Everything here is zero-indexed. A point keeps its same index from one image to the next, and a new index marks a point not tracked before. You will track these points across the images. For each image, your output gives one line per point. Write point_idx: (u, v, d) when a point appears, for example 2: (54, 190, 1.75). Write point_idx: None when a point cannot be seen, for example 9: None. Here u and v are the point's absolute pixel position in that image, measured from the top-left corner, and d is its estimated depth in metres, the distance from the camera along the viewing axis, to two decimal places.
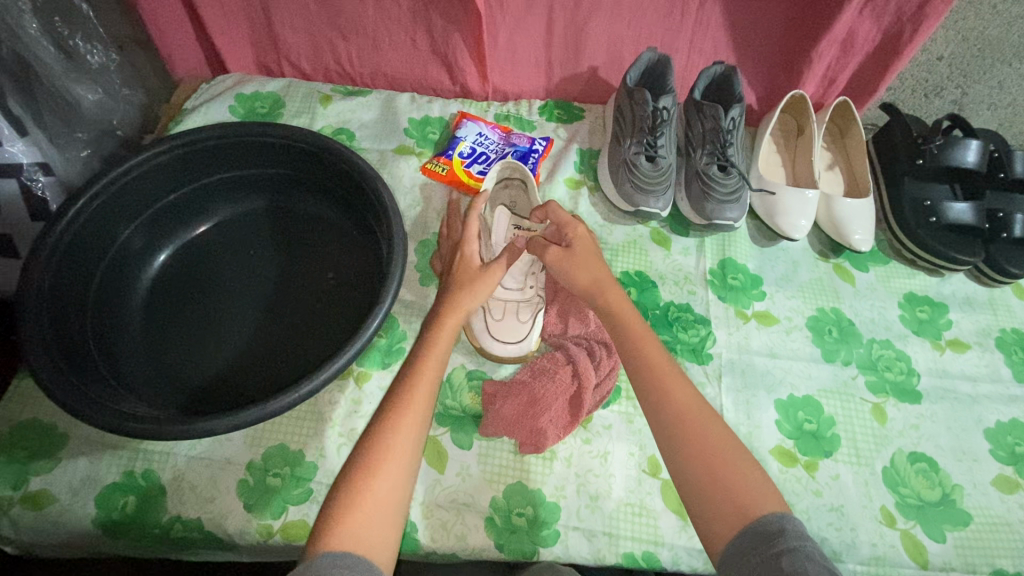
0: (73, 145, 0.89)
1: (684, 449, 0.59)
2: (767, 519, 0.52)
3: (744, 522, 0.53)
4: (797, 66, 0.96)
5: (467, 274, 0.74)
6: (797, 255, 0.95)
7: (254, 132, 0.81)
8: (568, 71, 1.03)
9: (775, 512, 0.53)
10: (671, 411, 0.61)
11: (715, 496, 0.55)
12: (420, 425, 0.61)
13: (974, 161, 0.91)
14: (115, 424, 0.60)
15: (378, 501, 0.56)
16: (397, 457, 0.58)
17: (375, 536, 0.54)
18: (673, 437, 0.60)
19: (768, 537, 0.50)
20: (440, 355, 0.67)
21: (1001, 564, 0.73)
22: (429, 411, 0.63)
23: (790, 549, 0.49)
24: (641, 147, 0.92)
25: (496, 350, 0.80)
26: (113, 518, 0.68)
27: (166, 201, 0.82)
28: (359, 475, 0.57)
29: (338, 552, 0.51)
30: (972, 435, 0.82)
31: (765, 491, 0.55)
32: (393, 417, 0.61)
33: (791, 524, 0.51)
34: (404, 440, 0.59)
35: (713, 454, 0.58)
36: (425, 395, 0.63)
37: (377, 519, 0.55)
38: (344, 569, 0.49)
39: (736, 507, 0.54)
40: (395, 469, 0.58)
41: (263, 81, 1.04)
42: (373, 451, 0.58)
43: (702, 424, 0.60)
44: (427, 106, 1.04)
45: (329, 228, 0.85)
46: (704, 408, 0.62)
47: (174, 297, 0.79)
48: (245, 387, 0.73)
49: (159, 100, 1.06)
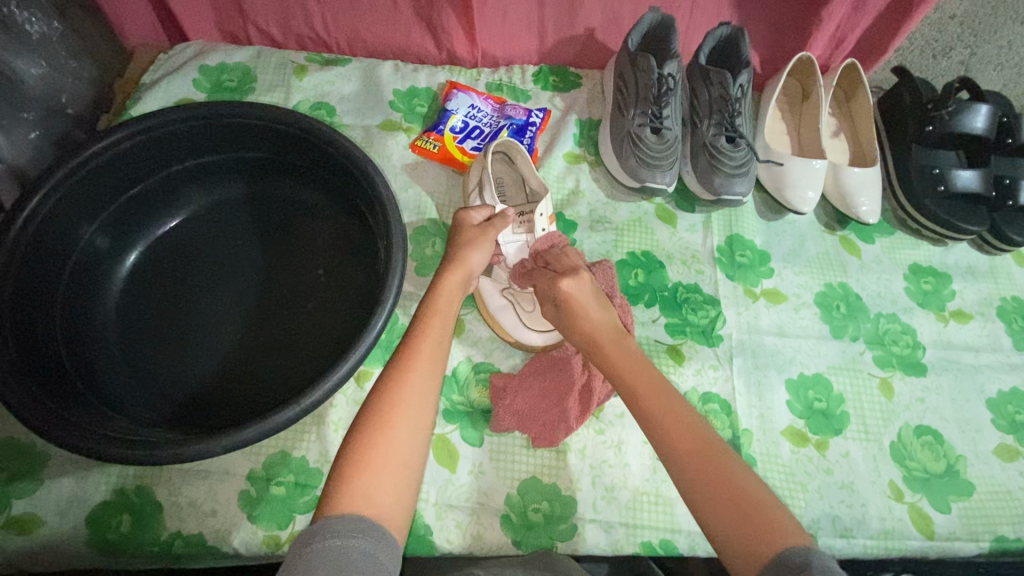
0: (21, 126, 0.78)
1: (690, 474, 0.54)
2: (791, 552, 0.46)
3: (763, 561, 0.47)
4: (805, 27, 0.91)
5: (468, 234, 0.72)
6: (804, 228, 0.93)
7: (226, 113, 0.73)
8: (563, 33, 0.95)
9: (801, 543, 0.47)
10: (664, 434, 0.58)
11: (733, 522, 0.50)
12: (427, 381, 0.58)
13: (983, 128, 0.89)
14: (101, 450, 0.55)
15: (391, 459, 0.52)
16: (409, 413, 0.55)
17: (390, 496, 0.50)
18: (682, 460, 0.55)
19: (792, 571, 0.45)
20: (445, 314, 0.65)
21: (1002, 531, 0.76)
22: (439, 369, 0.60)
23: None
24: (646, 119, 0.87)
25: (540, 341, 0.76)
26: (108, 538, 0.64)
27: (132, 192, 0.75)
28: (368, 433, 0.53)
29: (350, 513, 0.47)
30: (975, 405, 0.83)
31: (784, 518, 0.50)
32: (401, 374, 0.58)
33: (818, 556, 0.45)
34: (415, 398, 0.56)
35: (734, 491, 0.52)
36: (432, 352, 0.60)
37: (392, 479, 0.51)
38: (358, 534, 0.46)
39: (758, 541, 0.48)
40: (405, 425, 0.54)
41: (229, 50, 0.94)
42: (382, 408, 0.55)
43: (700, 447, 0.56)
44: (412, 75, 0.96)
45: (317, 217, 0.79)
46: (706, 435, 0.57)
47: (151, 300, 0.73)
48: (238, 394, 0.69)
49: (112, 75, 0.96)
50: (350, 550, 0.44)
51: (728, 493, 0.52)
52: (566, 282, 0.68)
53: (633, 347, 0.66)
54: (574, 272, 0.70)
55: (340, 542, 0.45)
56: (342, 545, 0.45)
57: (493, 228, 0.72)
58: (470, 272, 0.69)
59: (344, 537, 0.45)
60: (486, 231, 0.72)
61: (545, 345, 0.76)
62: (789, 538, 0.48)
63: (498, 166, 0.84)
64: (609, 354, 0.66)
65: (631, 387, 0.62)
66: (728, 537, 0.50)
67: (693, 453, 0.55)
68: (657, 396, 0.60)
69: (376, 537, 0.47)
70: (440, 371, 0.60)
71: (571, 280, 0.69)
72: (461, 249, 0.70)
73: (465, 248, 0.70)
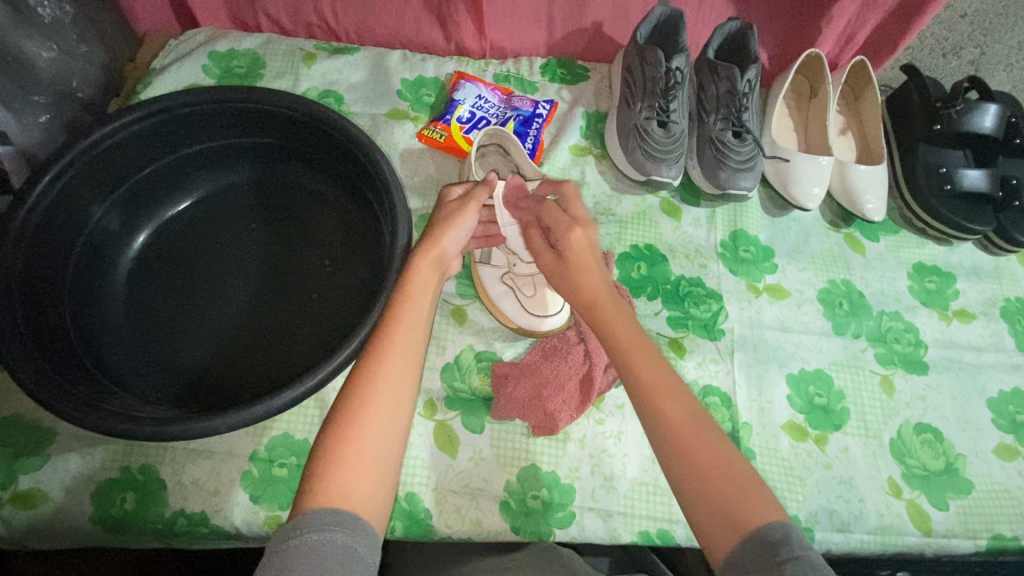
0: (31, 109, 0.80)
1: (674, 436, 0.54)
2: (769, 526, 0.48)
3: (739, 532, 0.48)
4: (815, 22, 0.90)
5: (444, 212, 0.68)
6: (808, 225, 0.93)
7: (235, 97, 0.73)
8: (571, 26, 0.95)
9: (778, 518, 0.48)
10: (648, 389, 0.57)
11: (712, 492, 0.51)
12: (406, 371, 0.56)
13: (991, 127, 0.89)
14: (107, 425, 0.56)
15: (366, 453, 0.51)
16: (382, 405, 0.54)
17: (366, 489, 0.50)
18: (667, 423, 0.55)
19: (770, 546, 0.46)
20: (421, 300, 0.62)
21: (999, 529, 0.76)
22: (416, 358, 0.58)
23: (794, 558, 0.45)
24: (653, 112, 0.87)
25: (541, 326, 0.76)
26: (112, 514, 0.65)
27: (142, 174, 0.75)
28: (341, 426, 0.52)
29: (325, 508, 0.47)
30: (976, 405, 0.83)
31: (763, 494, 0.50)
32: (374, 364, 0.56)
33: (796, 531, 0.47)
34: (389, 389, 0.55)
35: (709, 461, 0.52)
36: (409, 339, 0.58)
37: (366, 473, 0.51)
38: (335, 527, 0.46)
39: (733, 515, 0.49)
40: (381, 417, 0.53)
41: (239, 36, 0.94)
42: (353, 401, 0.53)
43: (685, 413, 0.55)
44: (420, 65, 0.96)
45: (324, 204, 0.80)
46: (689, 401, 0.56)
47: (158, 282, 0.74)
48: (241, 376, 0.69)
49: (123, 60, 0.96)
50: (328, 544, 0.44)
51: (709, 467, 0.52)
52: (578, 232, 0.66)
53: (629, 309, 0.64)
54: (584, 224, 0.67)
55: (315, 539, 0.45)
56: (320, 540, 0.45)
57: (473, 202, 0.69)
58: (449, 251, 0.67)
59: (320, 531, 0.45)
60: (466, 204, 0.69)
61: (548, 329, 0.77)
62: (766, 513, 0.49)
63: (493, 158, 0.85)
64: (605, 313, 0.63)
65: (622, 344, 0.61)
66: (702, 509, 0.51)
67: (678, 418, 0.55)
68: (643, 356, 0.60)
69: (353, 529, 0.46)
70: (417, 360, 0.58)
71: (579, 231, 0.66)
72: (437, 228, 0.66)
73: (440, 228, 0.66)
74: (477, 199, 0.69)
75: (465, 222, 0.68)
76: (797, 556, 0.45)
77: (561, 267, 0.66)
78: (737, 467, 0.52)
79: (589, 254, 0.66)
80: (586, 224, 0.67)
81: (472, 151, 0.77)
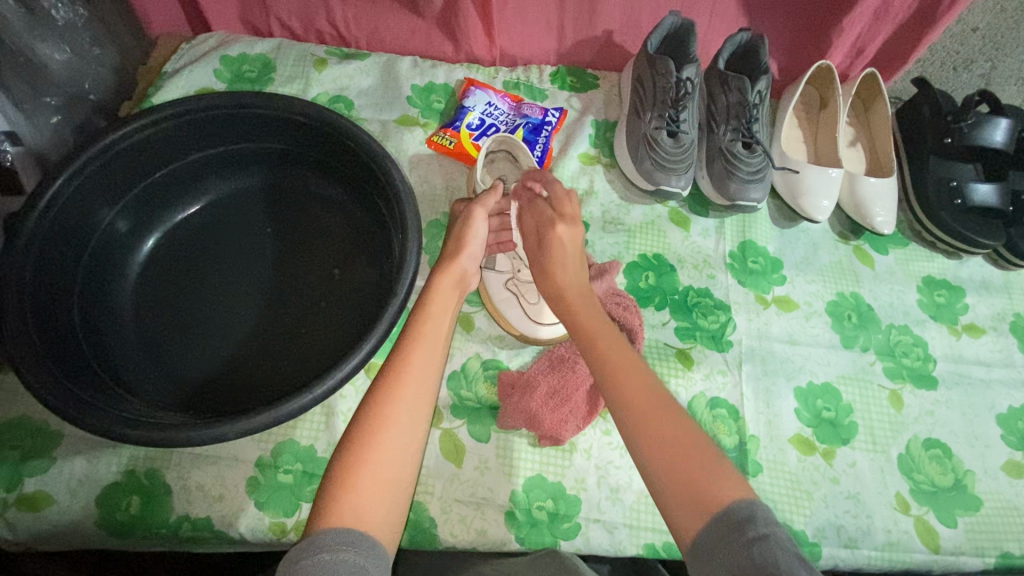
0: (42, 111, 0.80)
1: (639, 416, 0.55)
2: (736, 504, 0.47)
3: (705, 513, 0.48)
4: (826, 34, 0.90)
5: (456, 231, 0.71)
6: (817, 237, 0.92)
7: (248, 102, 0.73)
8: (581, 35, 0.95)
9: (748, 497, 0.48)
10: (614, 374, 0.58)
11: (681, 473, 0.51)
12: (422, 390, 0.57)
13: (1003, 142, 0.89)
14: (114, 430, 0.56)
15: (381, 474, 0.51)
16: (397, 426, 0.54)
17: (379, 510, 0.50)
18: (631, 404, 0.55)
19: (737, 525, 0.46)
20: (438, 321, 0.63)
21: (1008, 547, 0.75)
22: (432, 380, 0.58)
23: (762, 536, 0.44)
24: (663, 122, 0.87)
25: (545, 334, 0.76)
26: (117, 518, 0.65)
27: (153, 178, 0.75)
28: (356, 446, 0.52)
29: (339, 527, 0.47)
30: (985, 420, 0.82)
31: (728, 472, 0.50)
32: (390, 385, 0.56)
33: (762, 509, 0.47)
34: (404, 410, 0.55)
35: (676, 443, 0.52)
36: (425, 357, 0.59)
37: (381, 493, 0.51)
38: (347, 547, 0.46)
39: (700, 495, 0.49)
40: (397, 436, 0.53)
41: (250, 41, 0.95)
42: (368, 422, 0.54)
43: (648, 397, 0.56)
44: (430, 72, 0.96)
45: (333, 210, 0.80)
46: (655, 390, 0.57)
47: (167, 286, 0.74)
48: (249, 382, 0.69)
49: (135, 63, 0.97)
50: (339, 564, 0.44)
51: (678, 450, 0.52)
52: (561, 227, 0.68)
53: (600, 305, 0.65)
54: (571, 221, 0.69)
55: (327, 558, 0.44)
56: (330, 559, 0.44)
57: (479, 212, 0.71)
58: (462, 272, 0.68)
59: (332, 551, 0.45)
60: (472, 212, 0.71)
61: (551, 335, 0.77)
62: (732, 492, 0.48)
63: (501, 163, 0.85)
64: (572, 304, 0.65)
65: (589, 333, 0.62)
66: (667, 488, 0.50)
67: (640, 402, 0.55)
68: (610, 342, 0.61)
69: (366, 549, 0.46)
70: (432, 382, 0.58)
71: (565, 226, 0.68)
72: (450, 252, 0.69)
73: (455, 248, 0.69)
74: (482, 205, 0.71)
75: (476, 235, 0.70)
76: (762, 533, 0.44)
77: (541, 254, 0.68)
78: (701, 448, 0.52)
79: (571, 249, 0.68)
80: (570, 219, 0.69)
81: (480, 158, 0.77)
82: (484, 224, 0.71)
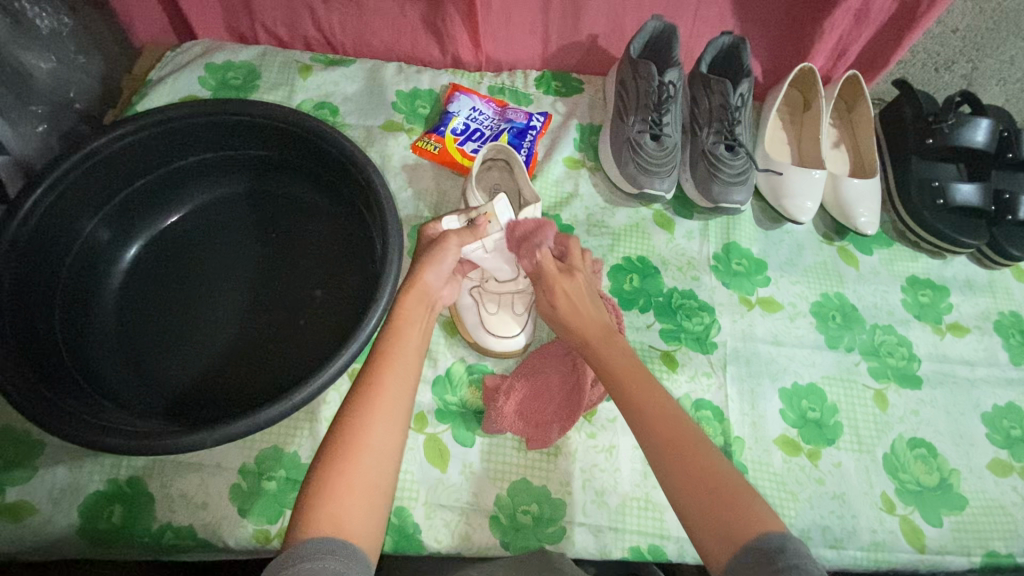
0: (28, 120, 0.80)
1: (670, 453, 0.54)
2: (767, 536, 0.46)
3: (732, 543, 0.47)
4: (808, 36, 0.91)
5: (427, 249, 0.69)
6: (801, 238, 0.93)
7: (230, 110, 0.74)
8: (566, 39, 0.96)
9: (776, 529, 0.47)
10: (649, 419, 0.57)
11: (718, 509, 0.49)
12: (399, 400, 0.56)
13: (983, 142, 0.89)
14: (93, 439, 0.56)
15: (360, 481, 0.51)
16: (376, 435, 0.53)
17: (360, 518, 0.49)
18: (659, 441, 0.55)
19: (767, 554, 0.44)
20: (410, 334, 0.62)
21: (994, 546, 0.75)
22: (409, 391, 0.58)
23: (790, 566, 0.43)
24: (646, 126, 0.87)
25: (496, 346, 0.76)
26: (99, 528, 0.65)
27: (134, 187, 0.75)
28: (336, 455, 0.51)
29: (319, 535, 0.46)
30: (970, 419, 0.83)
31: (755, 502, 0.49)
32: (367, 395, 0.56)
33: (795, 542, 0.45)
34: (382, 418, 0.54)
35: (703, 468, 0.52)
36: (402, 367, 0.59)
37: (361, 501, 0.50)
38: (328, 554, 0.44)
39: (733, 524, 0.48)
40: (377, 445, 0.53)
41: (236, 49, 0.95)
42: (347, 432, 0.53)
43: (679, 430, 0.56)
44: (415, 77, 0.97)
45: (318, 218, 0.80)
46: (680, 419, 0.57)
47: (149, 294, 0.74)
48: (230, 388, 0.69)
49: (120, 70, 0.97)
50: (320, 572, 0.42)
51: (699, 476, 0.52)
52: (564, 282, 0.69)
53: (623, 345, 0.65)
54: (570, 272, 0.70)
55: (307, 566, 0.43)
56: (310, 568, 0.42)
57: (450, 240, 0.67)
58: (426, 288, 0.66)
59: (313, 559, 0.43)
60: (444, 236, 0.68)
61: (504, 350, 0.76)
62: (762, 523, 0.47)
63: (496, 173, 0.83)
64: (599, 350, 0.65)
65: (632, 380, 0.61)
66: (703, 519, 0.49)
67: (670, 438, 0.55)
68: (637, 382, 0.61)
69: (347, 556, 0.45)
70: (409, 394, 0.58)
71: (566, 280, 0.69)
72: (415, 267, 0.67)
73: (419, 266, 0.66)
74: (457, 234, 0.68)
75: (445, 257, 0.67)
76: (793, 563, 0.43)
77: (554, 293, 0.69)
78: (728, 478, 0.51)
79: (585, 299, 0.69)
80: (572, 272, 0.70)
81: (473, 163, 0.76)
82: (455, 248, 0.68)
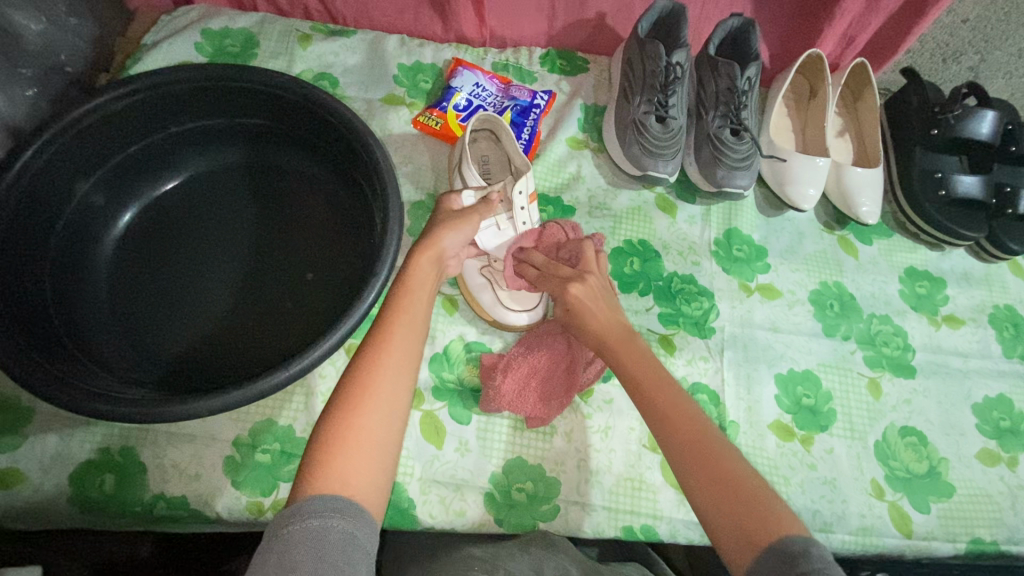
0: (18, 82, 0.76)
1: (695, 452, 0.54)
2: (789, 538, 0.46)
3: (752, 547, 0.47)
4: (819, 22, 0.89)
5: (448, 216, 0.68)
6: (802, 226, 0.93)
7: (231, 75, 0.71)
8: (572, 18, 0.94)
9: (799, 533, 0.47)
10: (673, 423, 0.57)
11: (735, 512, 0.49)
12: (404, 362, 0.55)
13: (988, 134, 0.88)
14: (83, 406, 0.55)
15: (366, 440, 0.50)
16: (382, 396, 0.52)
17: (366, 477, 0.48)
18: (677, 446, 0.55)
19: (790, 557, 0.45)
20: (416, 297, 0.61)
21: (979, 534, 0.77)
22: (413, 355, 0.57)
23: (816, 570, 0.43)
24: (652, 107, 0.86)
25: (519, 320, 0.76)
26: (90, 496, 0.64)
27: (128, 152, 0.74)
28: (341, 413, 0.51)
29: (326, 494, 0.46)
30: (961, 409, 0.84)
31: (780, 509, 0.49)
32: (373, 356, 0.55)
33: (818, 548, 0.45)
34: (388, 379, 0.54)
35: (733, 480, 0.52)
36: (407, 330, 0.58)
37: (368, 460, 0.49)
38: (336, 514, 0.44)
39: (748, 526, 0.48)
40: (382, 405, 0.52)
41: (233, 15, 0.92)
42: (353, 391, 0.52)
43: (698, 432, 0.56)
44: (418, 50, 0.95)
45: (316, 190, 0.79)
46: (700, 418, 0.57)
47: (142, 262, 0.73)
48: (224, 360, 0.68)
49: (113, 33, 0.94)
50: (328, 531, 0.43)
51: (720, 478, 0.52)
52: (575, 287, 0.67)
53: (644, 349, 0.65)
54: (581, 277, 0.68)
55: (316, 524, 0.43)
56: (319, 526, 0.43)
57: (476, 213, 0.68)
58: (442, 251, 0.65)
59: (321, 517, 0.44)
60: (468, 213, 0.67)
61: (522, 323, 0.76)
62: (785, 527, 0.47)
63: (484, 144, 0.82)
64: (617, 352, 0.65)
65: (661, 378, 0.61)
66: (723, 522, 0.50)
67: (690, 440, 0.55)
68: (656, 386, 0.60)
69: (355, 516, 0.45)
70: (414, 358, 0.57)
71: (578, 285, 0.67)
72: (435, 229, 0.65)
73: (439, 228, 0.65)
74: (479, 211, 0.68)
75: (468, 225, 0.67)
76: (817, 568, 0.43)
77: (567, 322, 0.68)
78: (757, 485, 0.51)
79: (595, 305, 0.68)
80: (585, 277, 0.69)
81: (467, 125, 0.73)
82: (477, 219, 0.68)
